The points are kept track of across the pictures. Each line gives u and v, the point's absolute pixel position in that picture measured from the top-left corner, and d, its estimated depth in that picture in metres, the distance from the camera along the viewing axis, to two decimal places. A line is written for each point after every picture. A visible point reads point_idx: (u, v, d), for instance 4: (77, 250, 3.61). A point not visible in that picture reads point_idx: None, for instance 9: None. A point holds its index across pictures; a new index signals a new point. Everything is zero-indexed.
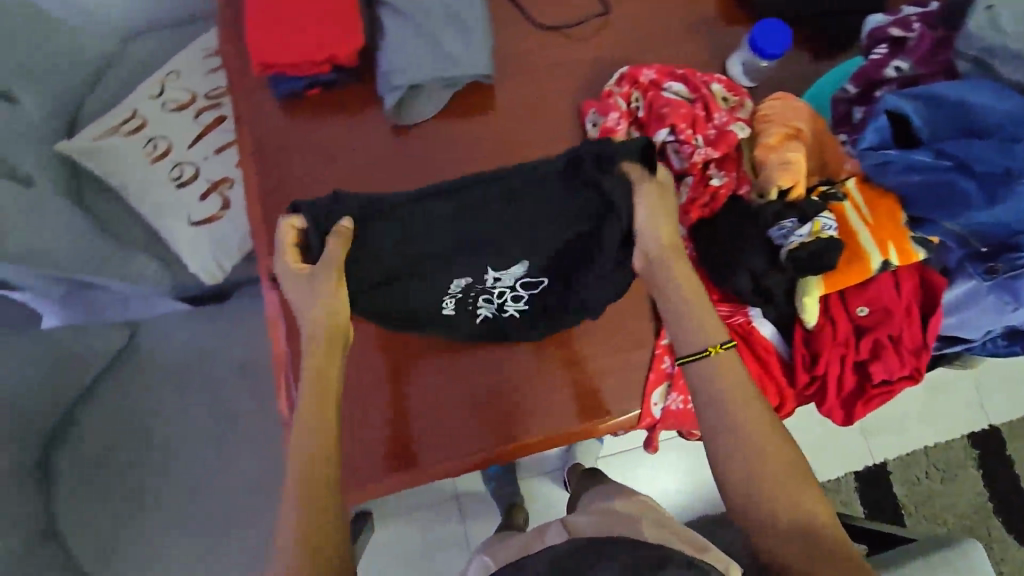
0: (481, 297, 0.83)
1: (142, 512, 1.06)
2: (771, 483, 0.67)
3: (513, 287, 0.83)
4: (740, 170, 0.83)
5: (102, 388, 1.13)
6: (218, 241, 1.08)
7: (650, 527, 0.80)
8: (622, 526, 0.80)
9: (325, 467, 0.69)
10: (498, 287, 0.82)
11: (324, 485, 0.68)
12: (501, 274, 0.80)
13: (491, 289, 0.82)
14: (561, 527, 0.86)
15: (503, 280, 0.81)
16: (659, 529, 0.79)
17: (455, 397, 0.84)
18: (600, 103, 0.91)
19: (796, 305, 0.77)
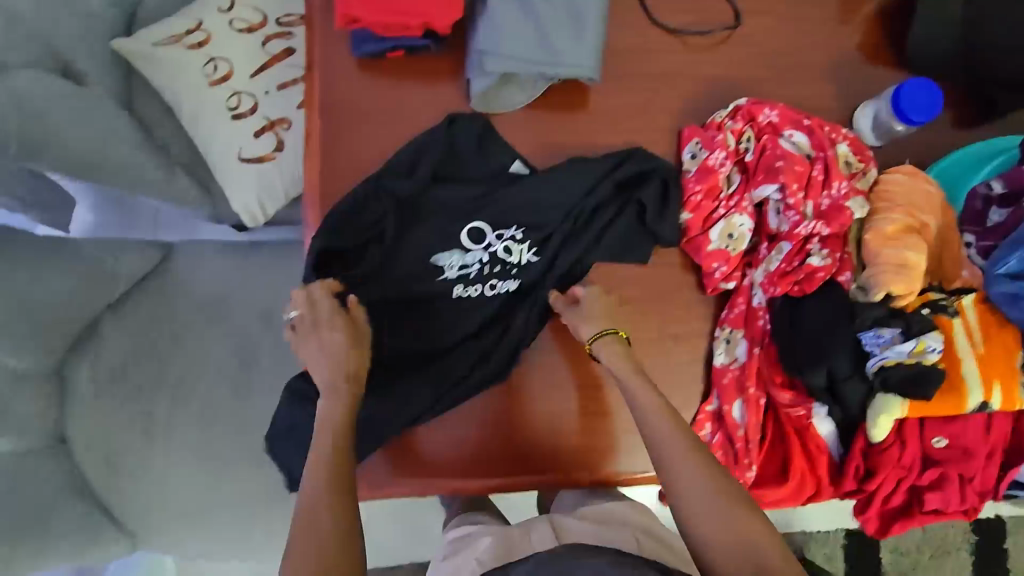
0: (494, 268, 0.81)
1: (149, 437, 1.07)
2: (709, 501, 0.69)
3: (488, 248, 0.81)
4: (846, 252, 0.74)
5: (126, 304, 1.10)
6: (264, 184, 1.02)
7: (647, 542, 0.86)
8: (615, 537, 0.85)
9: (339, 478, 0.69)
10: (480, 255, 0.81)
11: (322, 523, 0.67)
12: (456, 256, 0.81)
13: (489, 257, 0.81)
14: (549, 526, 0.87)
15: (475, 252, 0.81)
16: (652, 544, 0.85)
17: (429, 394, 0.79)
18: (707, 134, 0.82)
19: (867, 416, 0.70)
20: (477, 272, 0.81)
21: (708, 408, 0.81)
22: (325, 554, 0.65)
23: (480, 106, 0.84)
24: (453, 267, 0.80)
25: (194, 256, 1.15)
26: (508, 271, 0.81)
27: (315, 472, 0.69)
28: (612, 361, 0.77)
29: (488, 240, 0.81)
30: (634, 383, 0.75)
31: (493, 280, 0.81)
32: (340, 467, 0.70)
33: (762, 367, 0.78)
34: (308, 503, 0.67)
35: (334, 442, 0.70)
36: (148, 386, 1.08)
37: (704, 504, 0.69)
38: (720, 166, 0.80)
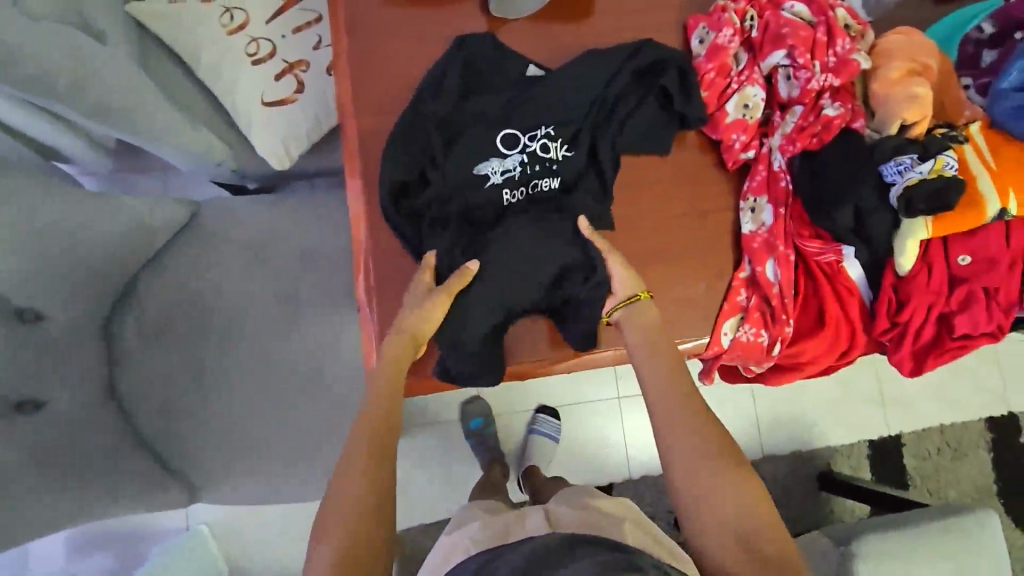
0: (534, 167, 0.82)
1: (201, 388, 1.09)
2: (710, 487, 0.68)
3: (524, 149, 0.82)
4: (856, 104, 0.79)
5: (163, 263, 1.12)
6: (289, 125, 1.05)
7: (634, 531, 0.81)
8: (607, 526, 0.81)
9: (369, 454, 0.68)
10: (518, 157, 0.82)
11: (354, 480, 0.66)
12: (496, 162, 0.81)
13: (527, 160, 0.82)
14: (544, 514, 0.84)
15: (512, 157, 0.82)
16: (643, 536, 0.81)
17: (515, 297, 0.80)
18: (713, 18, 0.87)
19: (894, 247, 0.76)
20: (518, 173, 0.82)
21: (742, 275, 0.85)
22: (349, 524, 0.63)
23: (499, 12, 0.88)
24: (494, 173, 0.81)
25: (222, 211, 1.16)
26: (548, 169, 0.82)
27: (355, 441, 0.70)
28: (633, 327, 0.79)
29: (522, 143, 0.82)
30: (644, 359, 0.78)
31: (534, 182, 0.82)
32: (378, 440, 0.69)
33: (789, 225, 0.82)
34: (337, 480, 0.67)
35: (376, 410, 0.72)
36: (193, 339, 1.10)
37: (705, 484, 0.68)
38: (729, 43, 0.84)
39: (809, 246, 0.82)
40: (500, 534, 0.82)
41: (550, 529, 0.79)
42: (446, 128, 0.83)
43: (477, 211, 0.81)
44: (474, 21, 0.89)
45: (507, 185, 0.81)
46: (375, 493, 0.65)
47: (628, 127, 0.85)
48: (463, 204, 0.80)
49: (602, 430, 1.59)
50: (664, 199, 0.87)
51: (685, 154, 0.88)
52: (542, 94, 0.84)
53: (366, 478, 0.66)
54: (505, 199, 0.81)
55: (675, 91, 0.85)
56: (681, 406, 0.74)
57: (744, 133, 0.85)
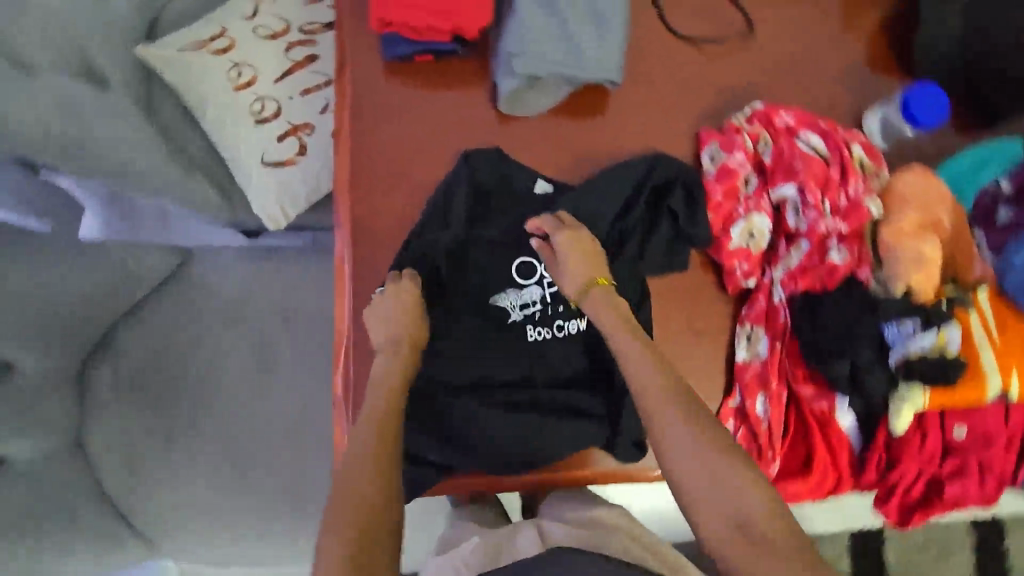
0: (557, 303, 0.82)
1: (172, 444, 1.06)
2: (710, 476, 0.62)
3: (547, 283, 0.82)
4: (864, 249, 0.76)
5: (148, 310, 1.10)
6: (287, 187, 1.03)
7: (629, 544, 0.76)
8: (601, 542, 0.76)
9: (382, 437, 0.66)
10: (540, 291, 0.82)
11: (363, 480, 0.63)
12: (517, 297, 0.82)
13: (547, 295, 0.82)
14: (537, 533, 0.79)
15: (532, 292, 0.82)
16: (640, 550, 0.76)
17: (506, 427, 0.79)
18: (726, 137, 0.85)
19: (888, 408, 0.73)
20: (540, 307, 0.82)
21: (730, 404, 0.82)
22: (354, 512, 0.61)
23: (508, 109, 0.86)
24: (513, 306, 0.81)
25: (212, 261, 1.14)
26: (572, 308, 0.82)
27: (365, 426, 0.68)
28: (599, 313, 0.74)
29: (540, 274, 0.83)
30: (616, 331, 0.72)
31: (558, 320, 0.82)
32: (384, 420, 0.68)
33: (783, 363, 0.80)
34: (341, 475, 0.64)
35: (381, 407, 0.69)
36: (168, 390, 1.08)
37: (704, 470, 0.62)
38: (740, 168, 0.83)
39: (803, 388, 0.79)
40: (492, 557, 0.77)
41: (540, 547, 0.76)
42: (439, 230, 0.80)
43: (471, 321, 0.81)
44: (484, 113, 0.87)
45: (532, 320, 0.82)
46: (376, 479, 0.64)
47: (646, 254, 0.83)
48: (454, 312, 0.81)
49: None
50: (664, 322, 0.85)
51: (685, 279, 0.86)
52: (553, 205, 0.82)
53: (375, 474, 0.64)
54: (528, 335, 0.81)
55: (685, 217, 0.82)
56: (668, 401, 0.66)
57: (745, 262, 0.83)
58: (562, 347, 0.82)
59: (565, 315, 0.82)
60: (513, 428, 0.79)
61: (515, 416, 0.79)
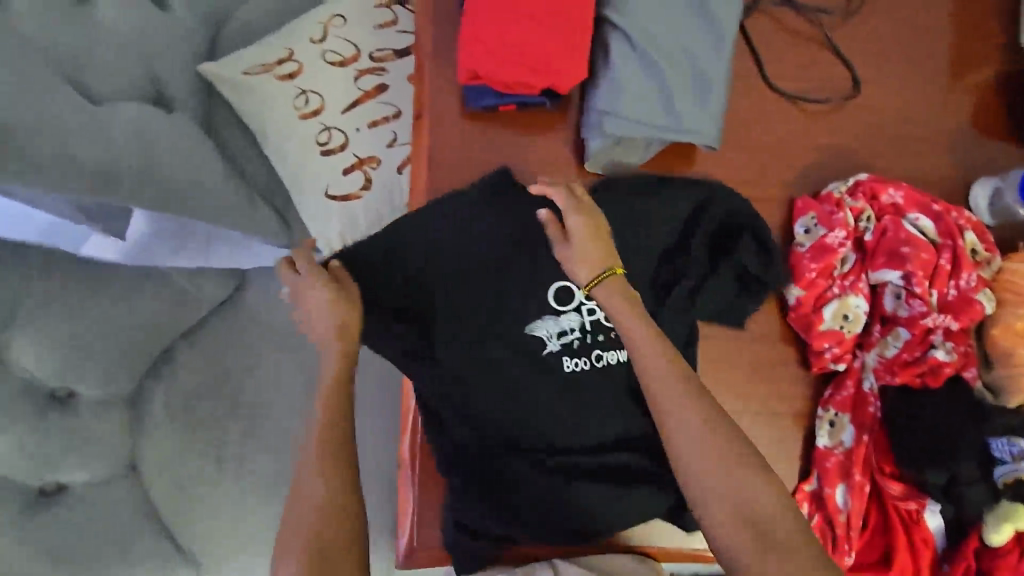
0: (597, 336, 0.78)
1: (220, 469, 1.06)
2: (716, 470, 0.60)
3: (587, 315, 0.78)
4: (970, 346, 0.72)
5: (201, 332, 1.09)
6: (348, 219, 0.99)
7: None
8: None
9: (342, 460, 0.63)
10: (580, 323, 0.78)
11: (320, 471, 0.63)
12: (553, 326, 0.77)
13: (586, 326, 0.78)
14: None
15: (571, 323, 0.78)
16: None
17: (568, 500, 0.75)
18: (825, 210, 0.80)
19: (983, 518, 0.69)
20: (579, 335, 0.78)
21: (807, 488, 0.79)
22: (312, 537, 0.60)
23: (595, 168, 0.81)
24: (550, 336, 0.77)
25: (265, 282, 1.11)
26: (613, 338, 0.78)
27: (318, 442, 0.64)
28: (612, 304, 0.69)
29: (578, 300, 0.78)
30: (631, 327, 0.67)
31: (597, 349, 0.78)
32: (343, 439, 0.64)
33: (869, 455, 0.76)
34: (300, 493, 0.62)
35: (333, 418, 0.65)
36: (218, 414, 1.07)
37: (700, 443, 0.61)
38: (839, 246, 0.78)
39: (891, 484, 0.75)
40: None
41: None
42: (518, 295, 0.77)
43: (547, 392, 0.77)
44: (567, 169, 0.83)
45: (569, 352, 0.77)
46: (345, 503, 0.62)
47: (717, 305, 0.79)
48: (531, 379, 0.77)
49: None
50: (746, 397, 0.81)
51: (748, 334, 0.82)
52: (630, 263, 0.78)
53: (338, 490, 0.62)
54: (564, 365, 0.77)
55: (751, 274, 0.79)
56: (685, 394, 0.63)
57: (837, 346, 0.78)
58: (621, 404, 0.78)
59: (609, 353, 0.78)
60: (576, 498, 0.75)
61: (579, 488, 0.75)
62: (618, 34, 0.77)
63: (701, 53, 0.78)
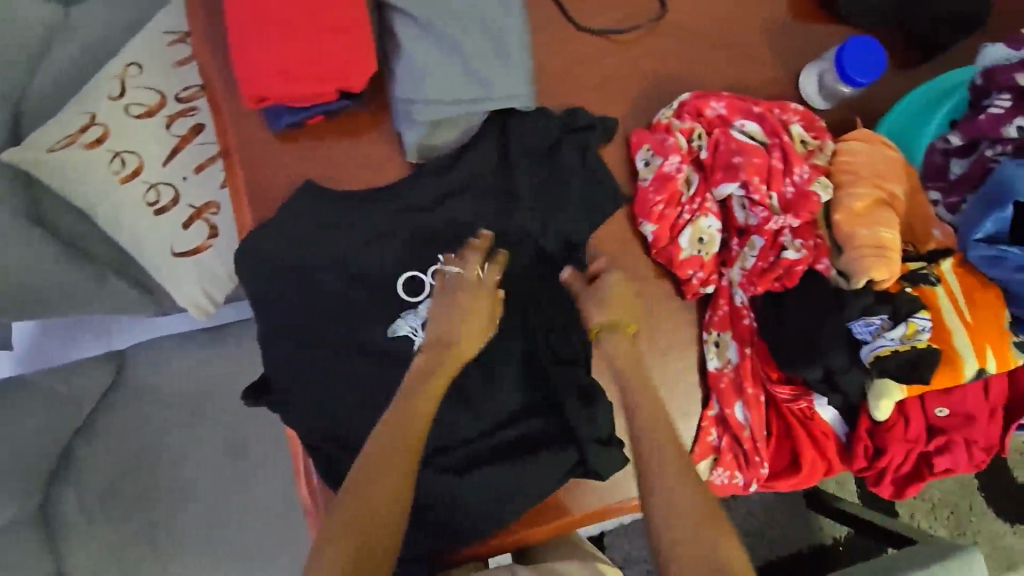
0: None
1: (156, 559, 0.98)
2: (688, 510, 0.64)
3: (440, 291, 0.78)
4: (819, 237, 0.72)
5: (96, 426, 1.03)
6: (207, 273, 0.95)
7: None
8: None
9: (402, 463, 0.65)
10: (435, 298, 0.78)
11: (380, 483, 0.64)
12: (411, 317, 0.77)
13: None
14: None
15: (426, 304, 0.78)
16: None
17: (473, 499, 0.73)
18: (657, 138, 0.78)
19: (868, 398, 0.70)
20: None
21: (710, 414, 0.80)
22: (355, 534, 0.61)
23: (418, 159, 0.78)
24: (414, 330, 0.77)
25: (152, 358, 1.07)
26: None
27: (379, 439, 0.66)
28: (615, 356, 0.77)
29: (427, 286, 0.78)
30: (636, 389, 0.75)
31: None
32: (416, 436, 0.67)
33: (756, 366, 0.77)
34: (363, 482, 0.64)
35: (413, 414, 0.68)
36: (142, 500, 1.01)
37: (674, 490, 0.66)
38: (677, 172, 0.76)
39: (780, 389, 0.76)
40: None
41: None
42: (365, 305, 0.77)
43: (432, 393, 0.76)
44: (394, 167, 0.79)
45: None
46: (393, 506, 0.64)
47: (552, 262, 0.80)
48: None
49: None
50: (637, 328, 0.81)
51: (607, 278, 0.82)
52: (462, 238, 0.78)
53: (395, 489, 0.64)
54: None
55: (587, 221, 0.80)
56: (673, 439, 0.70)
57: (700, 269, 0.78)
58: (501, 371, 0.77)
59: None
60: (487, 490, 0.73)
61: (480, 484, 0.73)
62: (402, 17, 0.74)
63: (492, 15, 0.76)
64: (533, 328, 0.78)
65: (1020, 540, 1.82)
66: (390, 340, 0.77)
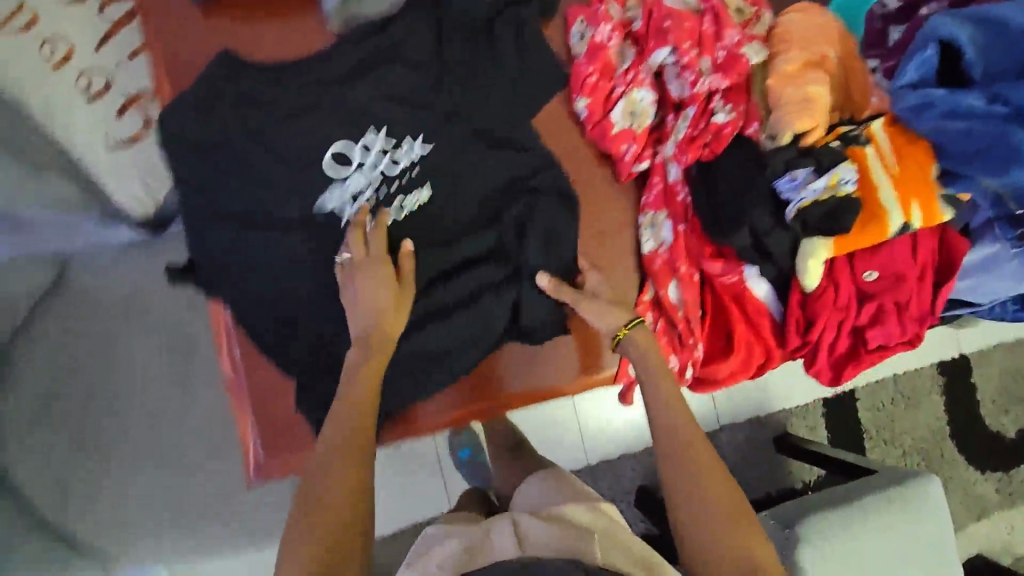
0: (393, 184, 0.76)
1: (105, 456, 1.04)
2: (715, 516, 0.65)
3: (377, 163, 0.76)
4: (750, 103, 0.70)
5: (38, 330, 1.03)
6: (146, 165, 0.95)
7: (607, 548, 0.81)
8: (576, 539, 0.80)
9: (358, 444, 0.65)
10: (372, 170, 0.76)
11: (345, 478, 0.63)
12: (344, 192, 0.76)
13: (376, 172, 0.76)
14: (515, 529, 0.85)
15: (361, 175, 0.76)
16: (616, 551, 0.81)
17: (420, 378, 0.75)
18: (590, 10, 0.76)
19: (797, 266, 0.68)
20: (373, 192, 0.76)
21: (645, 298, 0.78)
22: (321, 531, 0.60)
23: (340, 29, 0.77)
24: (345, 204, 0.76)
25: (95, 260, 1.05)
26: (406, 181, 0.77)
27: (335, 425, 0.66)
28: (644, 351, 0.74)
29: (358, 160, 0.76)
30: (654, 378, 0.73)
31: (398, 198, 0.76)
32: (363, 415, 0.66)
33: (689, 243, 0.75)
34: (323, 479, 0.62)
35: (357, 397, 0.67)
36: (88, 405, 1.04)
37: (687, 499, 0.66)
38: (609, 42, 0.74)
39: (712, 265, 0.75)
40: (467, 559, 0.81)
41: (521, 548, 0.81)
42: (291, 177, 0.74)
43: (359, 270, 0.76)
44: (319, 38, 0.78)
45: (371, 207, 0.76)
46: (358, 500, 0.62)
47: (486, 144, 0.77)
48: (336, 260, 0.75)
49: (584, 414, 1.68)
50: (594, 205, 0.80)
51: (559, 147, 0.80)
52: (393, 111, 0.76)
53: (350, 483, 0.63)
54: (368, 229, 0.76)
55: (523, 97, 0.77)
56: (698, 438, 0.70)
57: (630, 145, 0.76)
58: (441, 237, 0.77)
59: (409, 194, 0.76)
60: (425, 346, 0.75)
61: (427, 363, 0.75)
62: None
63: None
64: (462, 203, 0.77)
65: (990, 487, 1.82)
66: (319, 214, 0.75)
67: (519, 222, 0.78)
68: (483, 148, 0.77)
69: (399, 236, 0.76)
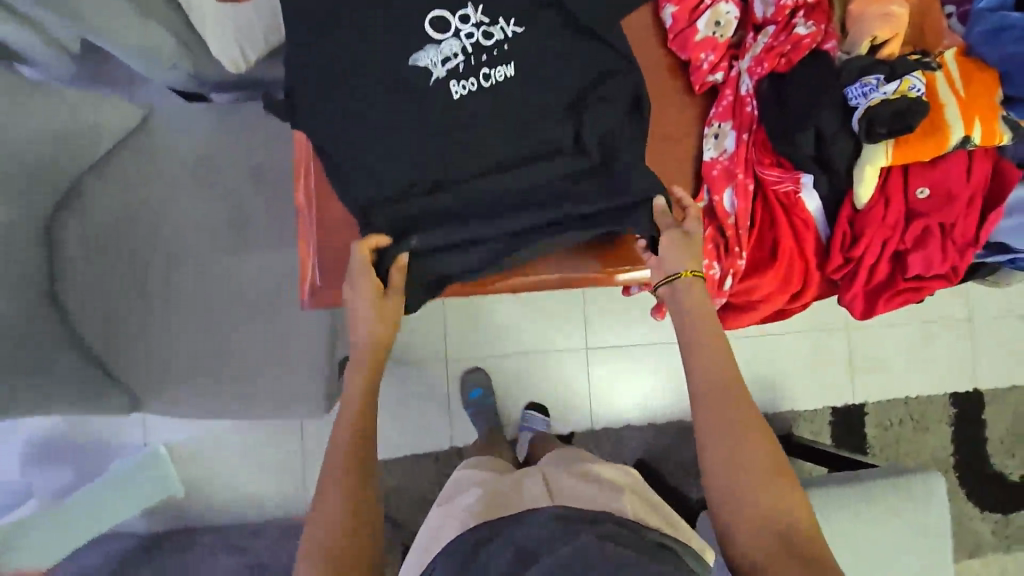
0: (482, 58, 0.80)
1: (152, 301, 1.09)
2: (748, 489, 0.71)
3: (472, 34, 0.80)
4: (830, 25, 0.77)
5: (110, 167, 1.08)
6: (243, 26, 0.99)
7: (631, 503, 0.96)
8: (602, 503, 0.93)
9: (346, 467, 0.77)
10: (465, 38, 0.80)
11: (342, 483, 0.76)
12: (436, 55, 0.79)
13: (467, 42, 0.80)
14: (543, 482, 0.98)
15: (456, 43, 0.79)
16: (637, 504, 0.97)
17: (486, 230, 0.80)
18: None
19: (853, 179, 0.75)
20: (461, 58, 0.80)
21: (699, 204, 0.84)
22: (330, 536, 0.72)
23: None
24: (434, 64, 0.79)
25: (178, 114, 1.11)
26: (495, 55, 0.80)
27: (334, 453, 0.79)
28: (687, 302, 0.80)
29: (455, 27, 0.80)
30: (694, 365, 0.79)
31: (483, 69, 0.80)
32: (359, 446, 0.79)
33: (750, 152, 0.79)
34: (322, 509, 0.74)
35: (350, 428, 0.81)
36: (143, 249, 1.09)
37: (725, 476, 0.72)
38: None
39: (768, 174, 0.79)
40: (501, 504, 0.94)
41: (550, 500, 0.93)
42: (391, 27, 0.78)
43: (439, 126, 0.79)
44: None
45: (457, 73, 0.79)
46: (355, 517, 0.74)
47: (574, 33, 0.82)
48: (421, 112, 0.79)
49: (596, 375, 1.70)
50: (665, 114, 0.85)
51: (642, 49, 0.85)
52: None
53: (348, 491, 0.75)
54: (453, 91, 0.80)
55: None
56: (736, 412, 0.75)
57: (711, 52, 0.81)
58: (513, 112, 0.80)
59: (493, 69, 0.80)
60: (491, 202, 0.80)
61: (497, 227, 0.80)
62: None
63: None
64: (542, 87, 0.81)
65: (986, 526, 1.79)
66: (411, 68, 0.79)
67: (600, 120, 0.82)
68: (571, 37, 0.82)
69: (480, 102, 0.80)
